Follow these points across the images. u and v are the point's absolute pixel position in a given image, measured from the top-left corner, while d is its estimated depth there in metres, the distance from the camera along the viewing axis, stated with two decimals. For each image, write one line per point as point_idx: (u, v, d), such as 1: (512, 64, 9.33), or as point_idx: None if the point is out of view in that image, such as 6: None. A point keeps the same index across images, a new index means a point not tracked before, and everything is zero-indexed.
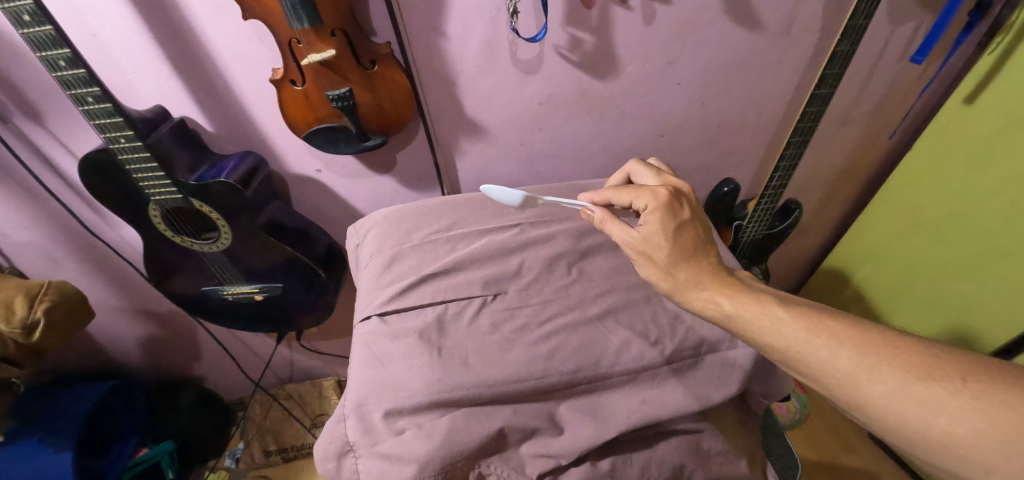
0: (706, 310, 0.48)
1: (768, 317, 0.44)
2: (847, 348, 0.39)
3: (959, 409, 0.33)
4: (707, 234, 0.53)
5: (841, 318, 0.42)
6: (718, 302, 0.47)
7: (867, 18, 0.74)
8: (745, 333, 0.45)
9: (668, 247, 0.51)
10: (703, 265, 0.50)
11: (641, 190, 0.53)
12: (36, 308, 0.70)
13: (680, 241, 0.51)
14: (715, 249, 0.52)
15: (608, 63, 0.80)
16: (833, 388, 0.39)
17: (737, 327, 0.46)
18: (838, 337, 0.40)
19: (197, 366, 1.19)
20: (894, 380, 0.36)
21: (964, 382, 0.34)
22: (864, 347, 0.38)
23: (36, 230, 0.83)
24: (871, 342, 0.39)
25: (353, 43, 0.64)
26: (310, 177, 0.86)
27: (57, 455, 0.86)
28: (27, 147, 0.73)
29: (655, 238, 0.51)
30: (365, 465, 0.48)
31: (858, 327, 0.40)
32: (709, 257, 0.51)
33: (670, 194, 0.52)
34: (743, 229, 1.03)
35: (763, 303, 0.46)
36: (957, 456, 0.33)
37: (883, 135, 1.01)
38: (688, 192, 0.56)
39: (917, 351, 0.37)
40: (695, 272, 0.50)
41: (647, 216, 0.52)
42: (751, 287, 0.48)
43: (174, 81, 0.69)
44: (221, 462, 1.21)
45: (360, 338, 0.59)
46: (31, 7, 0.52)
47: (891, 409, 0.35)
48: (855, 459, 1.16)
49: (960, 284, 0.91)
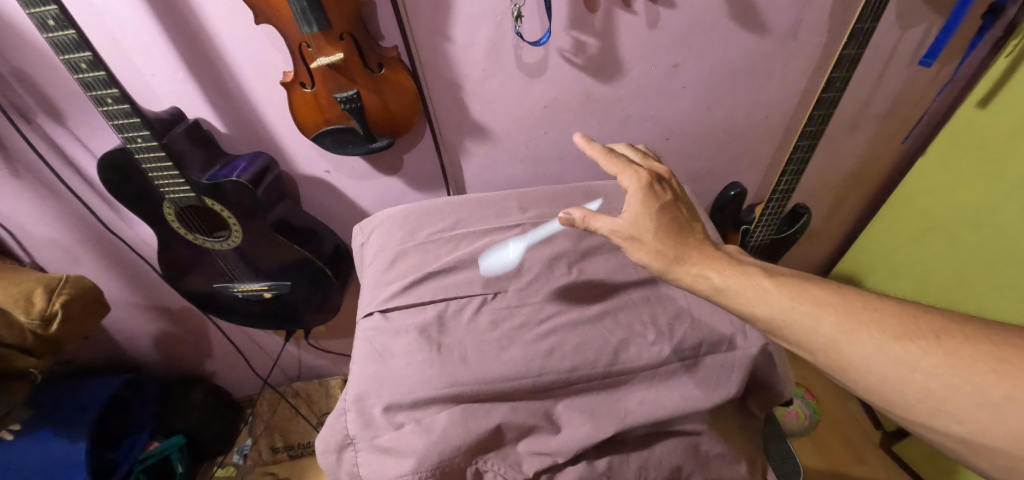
0: (695, 285, 0.48)
1: (754, 287, 0.44)
2: (828, 312, 0.39)
3: (934, 365, 0.34)
4: (691, 213, 0.54)
5: (822, 283, 0.42)
6: (706, 276, 0.47)
7: (874, 20, 0.73)
8: (732, 304, 0.45)
9: (656, 223, 0.51)
10: (690, 242, 0.50)
11: (626, 168, 0.54)
12: (54, 301, 0.72)
13: (666, 217, 0.52)
14: (700, 226, 0.53)
15: (612, 67, 0.80)
16: (814, 352, 0.39)
17: (724, 299, 0.45)
18: (820, 302, 0.40)
19: (209, 362, 1.21)
20: (872, 341, 0.36)
21: (938, 339, 0.34)
22: (845, 310, 0.38)
23: (56, 226, 0.86)
24: (849, 304, 0.39)
25: (361, 47, 0.65)
26: (319, 177, 0.88)
27: (72, 444, 0.88)
28: (49, 147, 0.76)
29: (643, 217, 0.51)
30: (365, 458, 0.50)
31: (838, 291, 0.41)
32: (697, 233, 0.52)
33: (649, 176, 0.54)
34: (750, 233, 1.03)
35: (748, 275, 0.45)
36: (933, 410, 0.34)
37: (894, 140, 0.99)
38: (670, 177, 0.57)
39: (892, 310, 0.38)
40: (685, 247, 0.50)
41: (631, 199, 0.52)
42: (737, 261, 0.48)
43: (188, 83, 0.72)
44: (229, 458, 1.25)
45: (362, 334, 0.60)
46: (55, 13, 0.55)
47: (871, 370, 0.36)
48: (866, 469, 1.14)
49: (975, 291, 0.89)
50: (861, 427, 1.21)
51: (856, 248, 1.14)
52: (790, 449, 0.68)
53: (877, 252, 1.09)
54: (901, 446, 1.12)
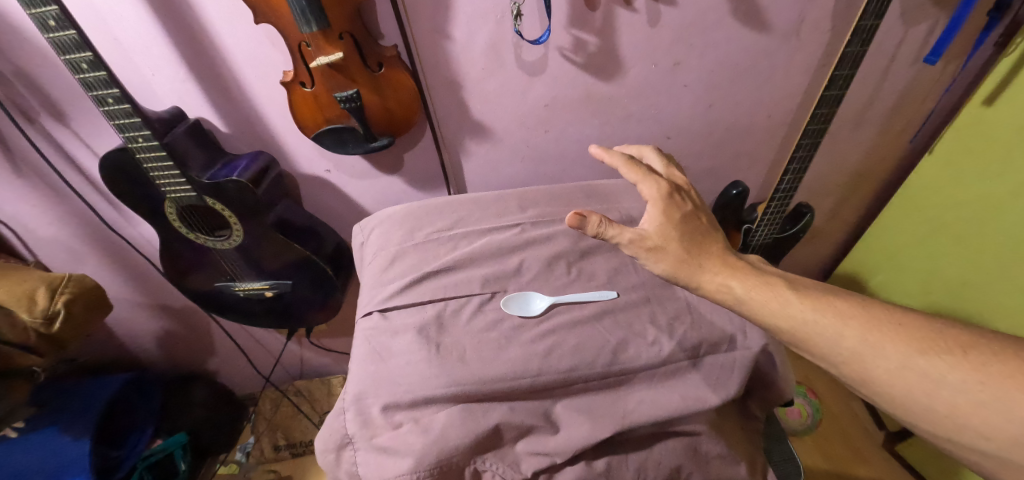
0: (718, 295, 0.48)
1: (777, 300, 0.44)
2: (852, 325, 0.40)
3: (959, 380, 0.35)
4: (712, 223, 0.54)
5: (847, 296, 0.43)
6: (729, 286, 0.48)
7: (877, 18, 0.72)
8: (756, 316, 0.46)
9: (678, 231, 0.52)
10: (713, 251, 0.51)
11: (648, 176, 0.55)
12: (56, 300, 0.72)
13: (689, 225, 0.52)
14: (722, 234, 0.53)
15: (613, 65, 0.80)
16: (838, 364, 0.41)
17: (748, 310, 0.46)
18: (844, 315, 0.41)
19: (211, 360, 1.22)
20: (895, 355, 0.38)
21: (965, 354, 0.36)
22: (870, 323, 0.40)
23: (59, 225, 0.87)
24: (875, 318, 0.40)
25: (360, 46, 0.65)
26: (320, 177, 0.88)
27: (76, 442, 0.89)
28: (52, 146, 0.76)
29: (665, 226, 0.52)
30: (364, 457, 0.50)
31: (864, 305, 0.42)
32: (719, 241, 0.52)
33: (670, 187, 0.55)
34: (753, 232, 1.02)
35: (772, 286, 0.46)
36: (958, 425, 0.35)
37: (898, 138, 0.98)
38: (689, 188, 0.58)
39: (919, 326, 0.39)
40: (709, 256, 0.50)
41: (653, 209, 0.53)
42: (761, 271, 0.49)
43: (189, 83, 0.72)
44: (232, 456, 1.24)
45: (361, 333, 0.60)
46: (56, 13, 0.55)
47: (895, 383, 0.37)
48: (868, 469, 1.13)
49: (980, 291, 0.88)
50: (863, 427, 1.21)
51: (861, 247, 1.14)
52: (791, 450, 0.68)
53: (882, 252, 1.08)
54: (903, 445, 1.11)
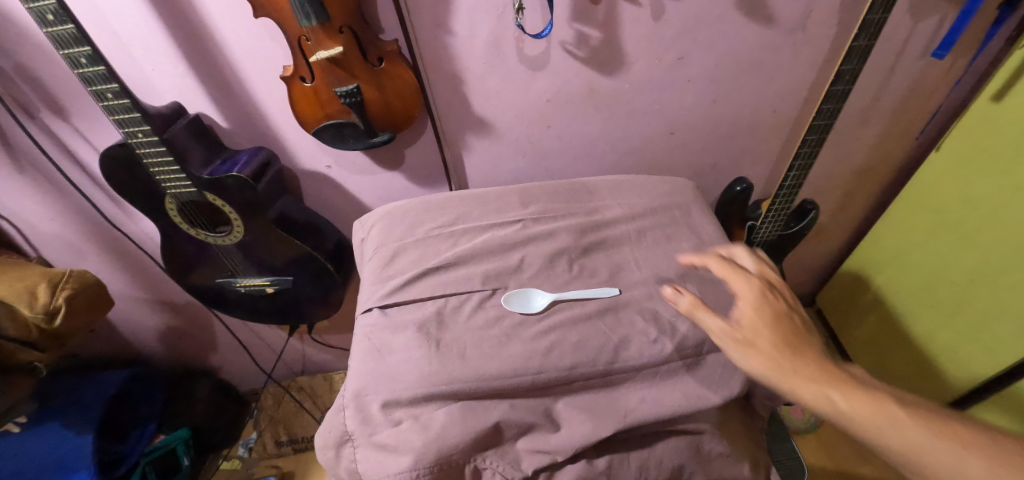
0: (816, 405, 0.42)
1: (890, 417, 0.38)
2: (980, 458, 0.35)
3: None
4: (807, 328, 0.49)
5: (969, 423, 0.38)
6: (830, 396, 0.41)
7: (885, 11, 0.71)
8: (860, 433, 0.40)
9: (774, 330, 0.47)
10: (809, 356, 0.45)
11: (741, 271, 0.53)
12: (58, 295, 0.72)
13: (784, 326, 0.48)
14: (819, 342, 0.48)
15: (616, 59, 0.79)
16: None
17: (851, 427, 0.40)
18: (970, 445, 0.36)
19: (214, 356, 1.22)
20: None
21: None
22: (1004, 460, 0.34)
23: (61, 221, 0.87)
24: (1007, 454, 0.35)
25: (360, 40, 0.65)
26: (321, 172, 0.88)
27: (81, 437, 0.90)
28: (52, 142, 0.76)
29: (758, 321, 0.48)
30: (363, 454, 0.49)
31: (990, 436, 0.36)
32: (815, 346, 0.47)
33: (764, 283, 0.51)
34: (757, 229, 1.01)
35: (881, 399, 0.40)
36: None
37: (906, 134, 0.97)
38: (783, 287, 0.54)
39: None
40: (807, 361, 0.45)
41: (746, 304, 0.50)
42: (865, 383, 0.43)
43: (189, 78, 0.71)
44: (234, 451, 1.25)
45: (361, 329, 0.59)
46: (54, 7, 0.54)
47: None
48: (873, 469, 1.12)
49: (987, 290, 0.87)
50: None
51: (867, 244, 1.12)
52: (795, 449, 0.67)
53: (889, 249, 1.07)
54: None
